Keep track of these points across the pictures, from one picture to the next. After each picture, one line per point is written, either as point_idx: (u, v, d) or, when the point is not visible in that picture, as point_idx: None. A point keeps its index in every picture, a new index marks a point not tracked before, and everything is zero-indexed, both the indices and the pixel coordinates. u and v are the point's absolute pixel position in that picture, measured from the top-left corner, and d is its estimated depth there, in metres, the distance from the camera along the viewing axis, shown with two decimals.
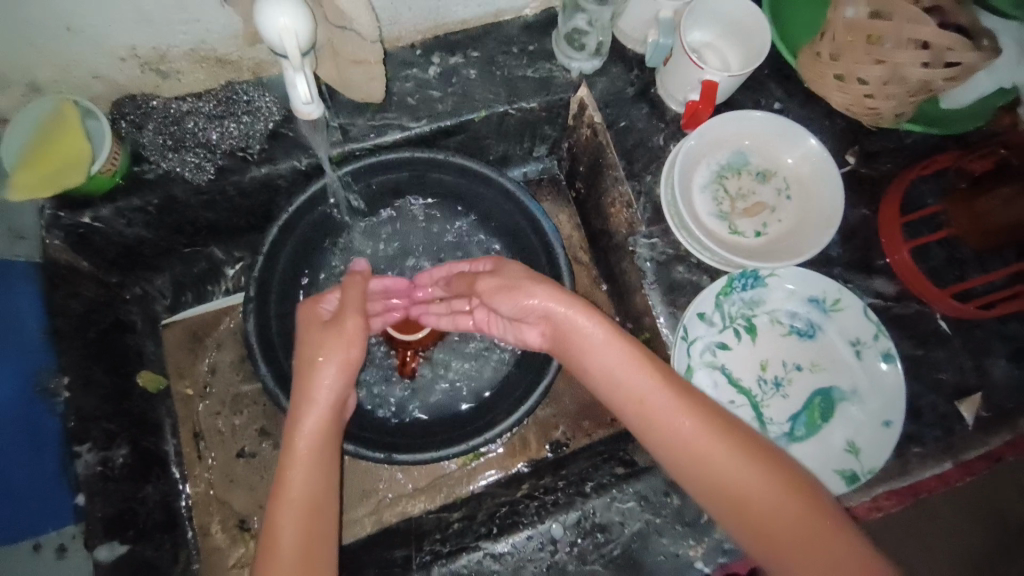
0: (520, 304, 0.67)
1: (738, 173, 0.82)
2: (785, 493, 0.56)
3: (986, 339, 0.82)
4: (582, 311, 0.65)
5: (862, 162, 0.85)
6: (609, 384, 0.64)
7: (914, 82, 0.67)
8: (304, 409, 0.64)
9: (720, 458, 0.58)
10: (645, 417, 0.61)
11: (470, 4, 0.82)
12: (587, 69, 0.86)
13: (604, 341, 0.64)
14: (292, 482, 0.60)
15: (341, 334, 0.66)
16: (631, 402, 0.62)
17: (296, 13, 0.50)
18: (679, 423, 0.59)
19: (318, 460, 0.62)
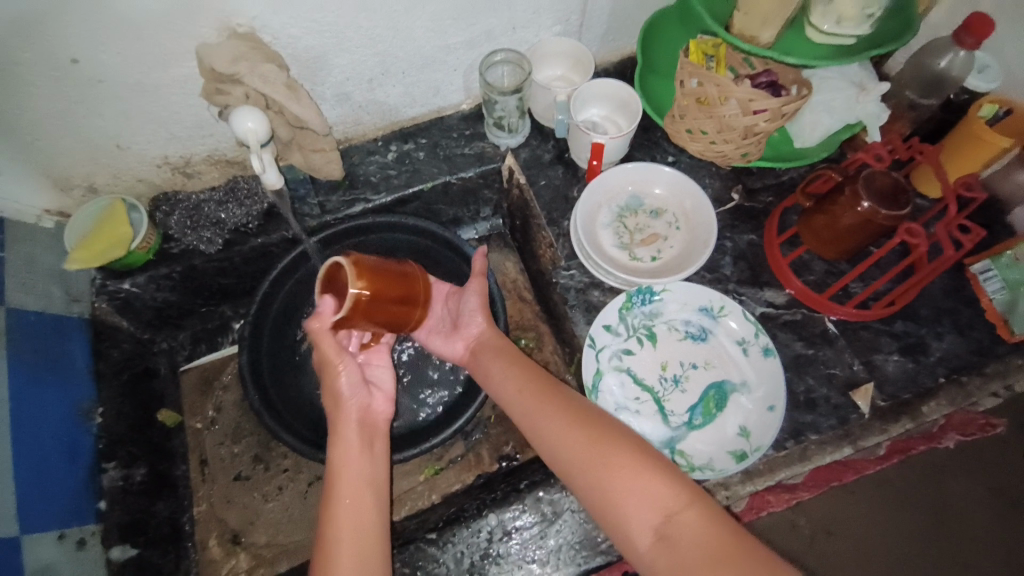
0: (473, 313, 0.86)
1: (635, 212, 1.00)
2: (669, 483, 0.63)
3: (874, 337, 0.91)
4: (484, 329, 0.85)
5: (745, 197, 1.02)
6: (511, 401, 0.76)
7: (739, 129, 0.87)
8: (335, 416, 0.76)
9: (590, 456, 0.66)
10: (543, 430, 0.71)
11: (417, 105, 1.07)
12: (513, 144, 1.09)
13: (500, 370, 0.79)
14: (343, 472, 0.72)
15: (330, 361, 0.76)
16: (530, 409, 0.73)
17: (259, 124, 0.81)
18: (564, 430, 0.69)
19: (348, 454, 0.73)
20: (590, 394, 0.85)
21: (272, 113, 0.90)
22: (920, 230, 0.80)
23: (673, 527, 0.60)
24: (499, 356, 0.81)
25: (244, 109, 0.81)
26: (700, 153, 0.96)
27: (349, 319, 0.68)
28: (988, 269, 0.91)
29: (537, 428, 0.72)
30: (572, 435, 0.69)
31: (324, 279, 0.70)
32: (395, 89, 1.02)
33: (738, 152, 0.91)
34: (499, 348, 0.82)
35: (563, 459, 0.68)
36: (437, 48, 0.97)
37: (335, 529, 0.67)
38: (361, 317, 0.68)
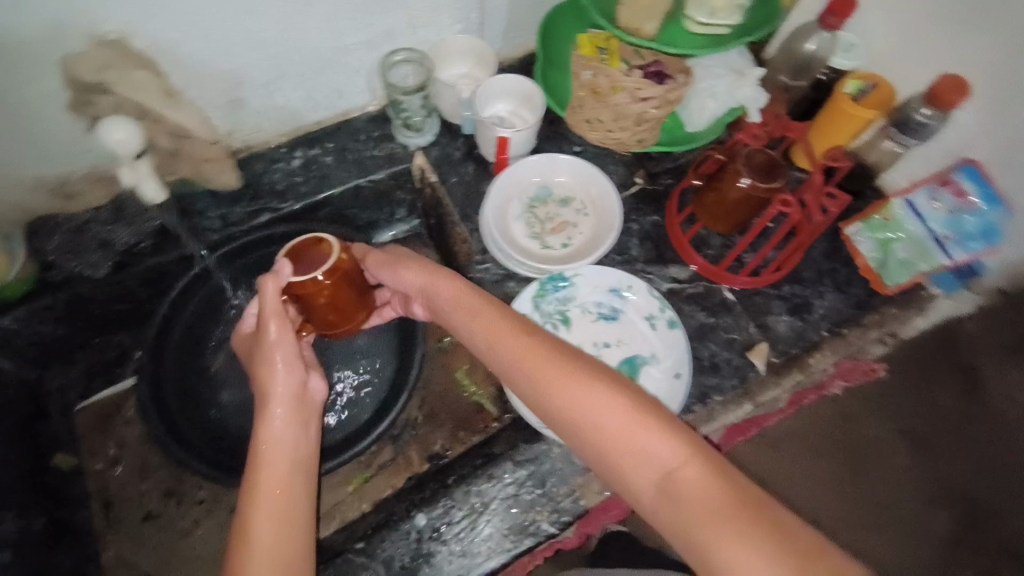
0: (398, 274, 0.81)
1: (544, 203, 1.02)
2: (666, 437, 0.58)
3: (767, 301, 0.99)
4: (438, 276, 0.77)
5: (647, 181, 1.07)
6: (488, 351, 0.70)
7: (633, 115, 0.91)
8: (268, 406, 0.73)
9: (581, 412, 0.62)
10: (527, 383, 0.66)
11: (319, 109, 1.05)
12: (422, 143, 1.08)
13: (471, 319, 0.72)
14: (266, 464, 0.69)
15: (264, 342, 0.75)
16: (511, 361, 0.67)
17: (126, 134, 0.84)
18: (552, 382, 0.64)
19: (277, 443, 0.70)
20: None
21: (149, 122, 0.87)
22: (794, 200, 0.86)
23: (672, 483, 0.57)
24: (466, 304, 0.73)
25: (114, 120, 0.83)
26: (598, 140, 0.99)
27: (308, 288, 0.72)
28: (860, 231, 1.00)
29: (521, 379, 0.66)
30: (567, 376, 0.64)
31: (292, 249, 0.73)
32: (293, 93, 0.99)
33: (633, 138, 0.96)
34: (458, 294, 0.75)
35: (551, 414, 0.64)
36: (333, 51, 0.95)
37: (260, 520, 0.65)
38: (322, 295, 0.75)
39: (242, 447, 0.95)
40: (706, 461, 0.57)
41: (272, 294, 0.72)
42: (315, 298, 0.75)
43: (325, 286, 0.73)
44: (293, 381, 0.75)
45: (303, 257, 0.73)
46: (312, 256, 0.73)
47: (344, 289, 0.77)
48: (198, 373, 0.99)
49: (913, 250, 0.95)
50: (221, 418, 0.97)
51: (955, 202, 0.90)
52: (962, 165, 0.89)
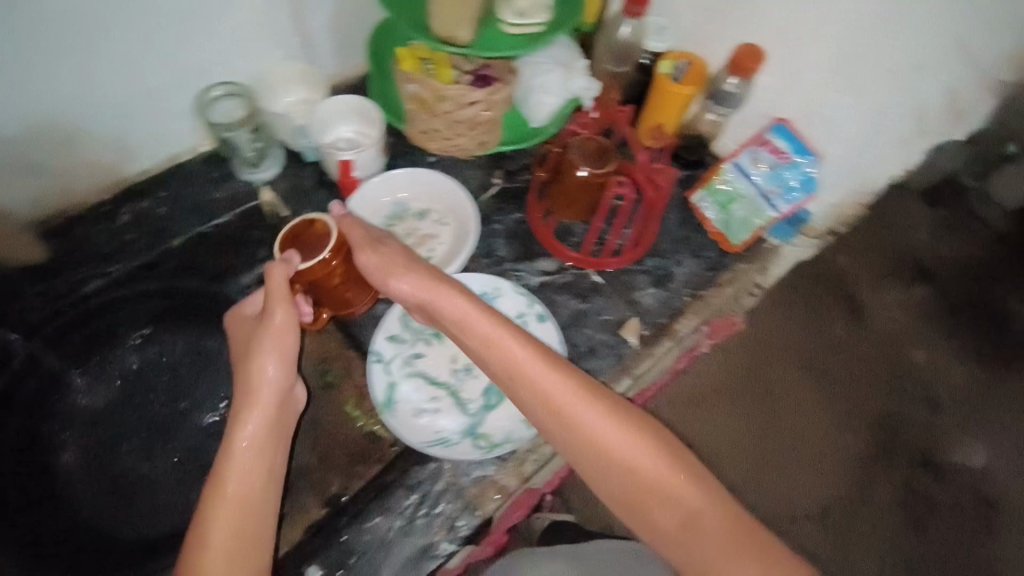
0: (389, 268, 0.76)
1: (402, 219, 1.00)
2: (699, 486, 0.60)
3: (632, 277, 1.03)
4: (434, 288, 0.74)
5: (506, 180, 1.08)
6: (508, 376, 0.68)
7: (466, 120, 0.89)
8: (248, 408, 0.70)
9: (618, 450, 0.62)
10: (557, 410, 0.64)
11: (139, 158, 0.97)
12: (268, 177, 1.02)
13: (494, 332, 0.69)
14: (234, 471, 0.66)
15: (272, 329, 0.73)
16: (541, 384, 0.66)
17: None
18: (589, 414, 0.63)
19: (251, 449, 0.68)
20: (387, 407, 0.86)
21: None
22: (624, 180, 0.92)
23: (697, 529, 0.58)
24: (491, 316, 0.70)
25: None
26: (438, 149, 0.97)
27: (320, 271, 0.79)
28: (703, 198, 1.07)
29: (554, 406, 0.65)
30: (585, 400, 0.64)
31: (286, 239, 0.80)
32: (102, 145, 0.91)
33: (473, 142, 0.94)
34: (464, 298, 0.72)
35: (579, 444, 0.63)
36: (138, 95, 0.89)
37: (222, 522, 0.63)
38: (335, 276, 0.82)
39: (105, 542, 0.83)
40: (736, 514, 0.59)
41: (280, 277, 0.74)
42: (328, 279, 0.82)
43: (333, 267, 0.81)
44: (281, 378, 0.72)
45: (303, 242, 0.80)
46: (311, 242, 0.79)
47: (353, 265, 0.85)
48: (41, 469, 0.87)
49: (748, 208, 1.03)
50: (72, 514, 0.84)
51: (774, 159, 0.97)
52: (774, 124, 0.96)
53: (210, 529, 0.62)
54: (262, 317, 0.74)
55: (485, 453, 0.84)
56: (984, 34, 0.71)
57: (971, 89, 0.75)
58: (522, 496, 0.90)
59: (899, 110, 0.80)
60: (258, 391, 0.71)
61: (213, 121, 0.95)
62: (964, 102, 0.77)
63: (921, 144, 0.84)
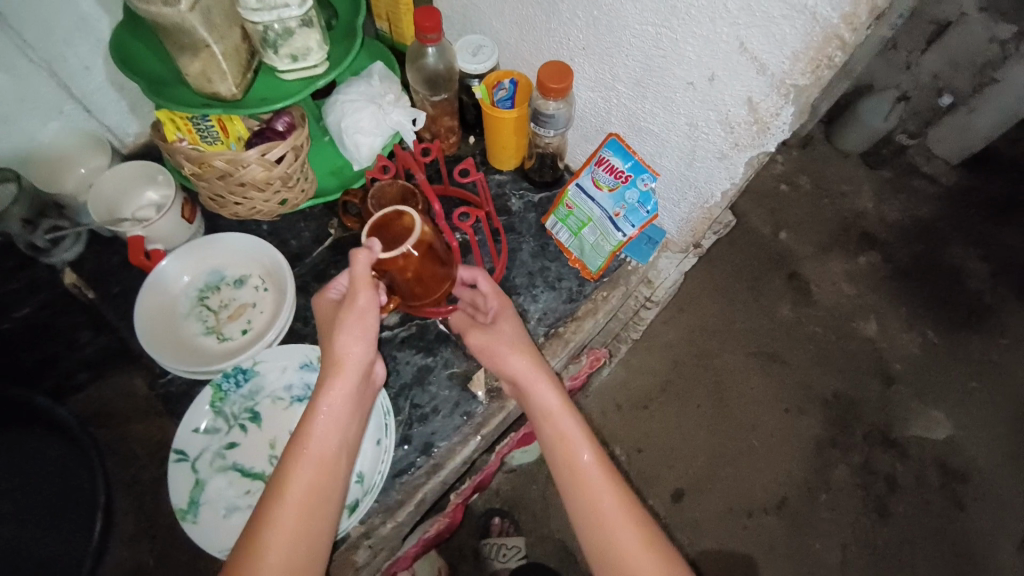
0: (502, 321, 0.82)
1: (217, 289, 0.91)
2: None
3: None
4: (519, 350, 0.77)
5: (343, 230, 1.00)
6: (544, 418, 0.75)
7: (251, 184, 0.81)
8: (334, 372, 0.70)
9: (616, 533, 0.67)
10: (573, 474, 0.71)
11: None
12: (71, 257, 0.93)
13: (526, 370, 0.76)
14: (314, 441, 0.67)
15: (356, 307, 0.70)
16: (563, 441, 0.73)
17: None
18: (601, 486, 0.70)
19: (335, 419, 0.69)
20: (188, 513, 0.74)
21: None
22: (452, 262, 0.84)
23: None
24: (532, 358, 0.77)
25: None
26: (231, 212, 0.87)
27: (400, 263, 0.71)
28: (556, 223, 0.98)
29: (571, 472, 0.71)
30: (609, 492, 0.70)
31: (378, 223, 0.73)
32: None
33: (271, 202, 0.85)
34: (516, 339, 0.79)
35: (589, 516, 0.69)
36: None
37: (291, 502, 0.64)
38: (408, 271, 0.74)
39: None
40: None
41: (365, 269, 0.69)
42: (405, 272, 0.74)
43: (413, 259, 0.72)
44: (364, 356, 0.71)
45: (393, 233, 0.72)
46: (398, 231, 0.72)
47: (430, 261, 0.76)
48: None
49: (597, 233, 0.93)
50: None
51: (612, 178, 0.90)
52: (606, 139, 0.89)
53: (282, 502, 0.63)
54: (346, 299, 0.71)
55: None
56: (761, 32, 0.59)
57: (770, 97, 0.64)
58: (400, 560, 0.97)
59: (707, 127, 0.74)
60: (345, 372, 0.70)
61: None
62: (768, 113, 0.66)
63: (739, 158, 0.74)
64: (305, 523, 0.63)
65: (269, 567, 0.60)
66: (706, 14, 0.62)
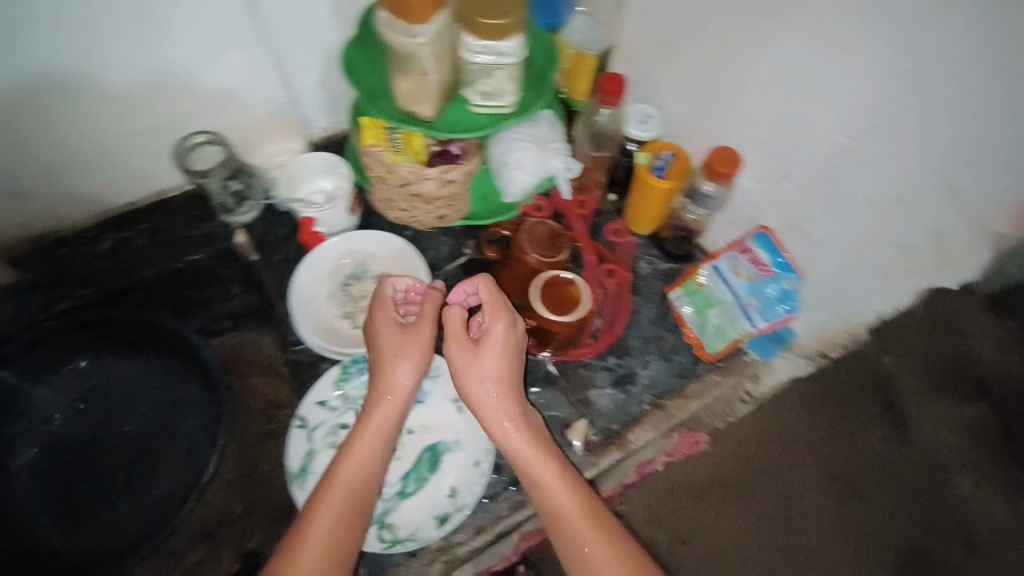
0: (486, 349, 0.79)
1: (360, 279, 0.99)
2: None
3: (589, 373, 0.97)
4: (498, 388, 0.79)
5: (477, 251, 1.06)
6: (523, 461, 0.77)
7: (422, 195, 0.89)
8: (372, 398, 0.79)
9: None
10: (558, 520, 0.74)
11: (125, 189, 0.99)
12: (246, 221, 1.05)
13: (500, 409, 0.78)
14: (351, 455, 0.75)
15: (420, 333, 0.80)
16: (546, 483, 0.76)
17: None
18: (586, 531, 0.73)
19: (380, 435, 0.77)
20: (297, 478, 0.81)
21: None
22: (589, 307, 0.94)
23: None
24: (508, 394, 0.79)
25: None
26: (393, 215, 0.95)
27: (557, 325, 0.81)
28: (681, 296, 1.00)
29: (555, 516, 0.74)
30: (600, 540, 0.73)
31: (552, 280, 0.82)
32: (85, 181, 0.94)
33: (432, 215, 0.93)
34: (500, 375, 0.79)
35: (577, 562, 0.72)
36: (117, 137, 0.91)
37: (330, 503, 0.71)
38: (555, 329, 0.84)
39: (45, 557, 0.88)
40: None
41: (499, 332, 0.79)
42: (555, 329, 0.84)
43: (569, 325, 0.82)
44: (410, 384, 0.79)
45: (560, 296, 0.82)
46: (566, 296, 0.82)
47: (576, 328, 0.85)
48: None
49: (724, 317, 0.96)
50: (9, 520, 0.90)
51: (754, 269, 0.92)
52: (757, 231, 0.91)
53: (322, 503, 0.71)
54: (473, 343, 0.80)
55: (386, 548, 0.78)
56: (967, 171, 0.64)
57: (959, 232, 0.69)
58: None
59: (878, 243, 0.77)
60: (393, 396, 0.78)
61: (188, 166, 0.96)
62: (956, 247, 0.70)
63: (903, 283, 0.77)
64: (340, 525, 0.71)
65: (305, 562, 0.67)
66: (911, 141, 0.67)
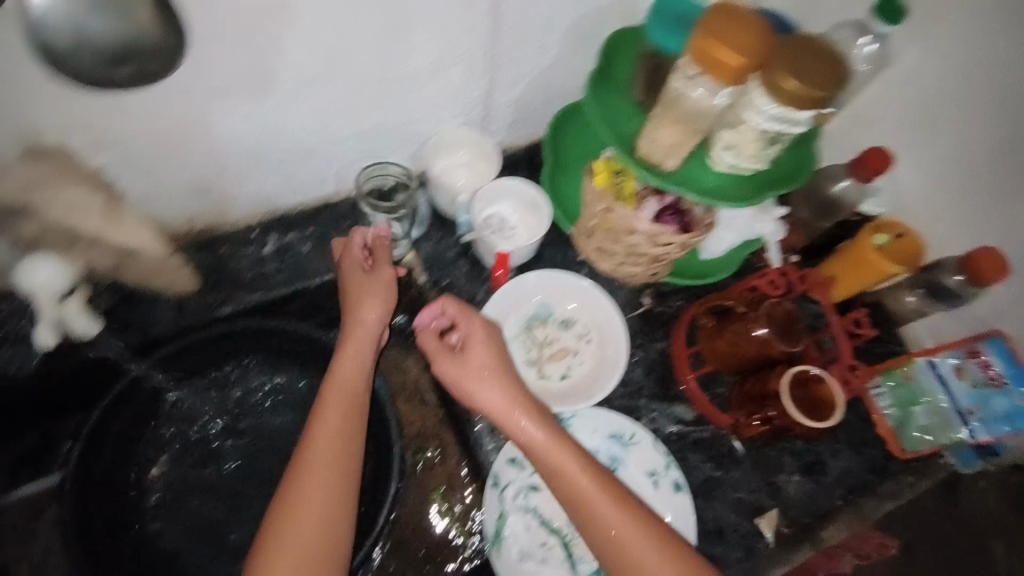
0: (473, 343, 0.81)
1: (544, 322, 0.93)
2: None
3: (778, 456, 0.90)
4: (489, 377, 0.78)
5: (655, 301, 0.97)
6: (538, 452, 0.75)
7: (646, 256, 0.82)
8: (341, 353, 0.82)
9: (624, 552, 0.70)
10: (574, 498, 0.73)
11: (298, 191, 0.91)
12: (414, 235, 0.99)
13: (501, 404, 0.77)
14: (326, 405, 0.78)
15: (377, 277, 0.86)
16: (556, 468, 0.74)
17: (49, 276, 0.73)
18: (602, 503, 0.72)
19: (351, 383, 0.80)
20: (493, 543, 0.79)
21: (89, 243, 0.75)
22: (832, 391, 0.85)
23: None
24: (501, 380, 0.78)
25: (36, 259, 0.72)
26: (607, 266, 0.90)
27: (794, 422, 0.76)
28: (880, 387, 0.92)
29: (574, 494, 0.73)
30: (615, 514, 0.71)
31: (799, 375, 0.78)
32: (269, 180, 0.86)
33: (647, 273, 0.87)
34: (488, 366, 0.79)
35: (592, 533, 0.72)
36: (318, 139, 0.83)
37: (312, 451, 0.74)
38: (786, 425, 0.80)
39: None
40: None
41: (479, 334, 0.81)
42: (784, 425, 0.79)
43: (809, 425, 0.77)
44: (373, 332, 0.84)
45: (812, 395, 0.79)
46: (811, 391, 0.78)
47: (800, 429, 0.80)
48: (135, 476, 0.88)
49: (935, 418, 0.89)
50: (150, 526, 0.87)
51: (982, 375, 0.85)
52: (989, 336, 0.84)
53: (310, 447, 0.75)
54: (463, 350, 0.81)
55: None
56: None
57: None
58: None
59: None
60: (352, 346, 0.82)
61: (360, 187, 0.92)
62: None
63: None
64: (331, 463, 0.74)
65: (301, 507, 0.71)
66: None
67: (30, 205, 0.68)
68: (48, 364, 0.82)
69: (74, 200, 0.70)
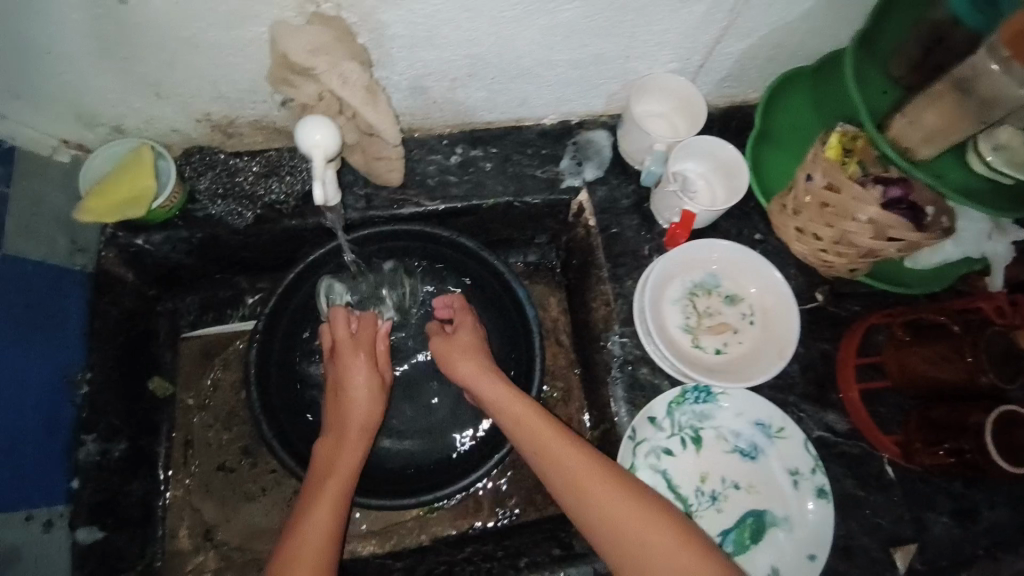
0: (456, 347, 0.89)
1: (709, 293, 0.90)
2: None
3: (931, 493, 0.83)
4: (483, 378, 0.84)
5: (830, 300, 0.90)
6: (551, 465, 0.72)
7: (861, 247, 0.75)
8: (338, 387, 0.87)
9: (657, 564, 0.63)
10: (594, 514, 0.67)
11: (495, 110, 0.92)
12: (591, 177, 0.95)
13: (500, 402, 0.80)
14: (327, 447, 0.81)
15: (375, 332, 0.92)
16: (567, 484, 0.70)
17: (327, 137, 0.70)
18: (623, 507, 0.67)
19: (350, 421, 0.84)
20: None
21: (343, 119, 0.77)
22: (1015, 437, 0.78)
23: None
24: (492, 393, 0.82)
25: (315, 120, 0.70)
26: (806, 254, 0.84)
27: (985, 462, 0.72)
28: None
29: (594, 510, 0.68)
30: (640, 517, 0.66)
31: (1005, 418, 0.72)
32: (475, 94, 0.88)
33: (847, 266, 0.81)
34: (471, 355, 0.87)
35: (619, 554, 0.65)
36: (534, 59, 0.82)
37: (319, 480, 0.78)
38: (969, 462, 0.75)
39: None
40: None
41: (467, 329, 0.90)
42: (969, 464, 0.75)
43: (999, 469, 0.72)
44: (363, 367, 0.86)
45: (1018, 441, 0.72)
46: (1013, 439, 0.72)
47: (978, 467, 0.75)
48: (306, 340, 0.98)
49: None
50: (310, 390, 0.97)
51: None
52: None
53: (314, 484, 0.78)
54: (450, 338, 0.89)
55: None
56: None
57: None
58: None
59: None
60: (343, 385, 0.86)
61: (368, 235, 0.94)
62: None
63: None
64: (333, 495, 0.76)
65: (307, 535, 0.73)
66: None
67: (310, 67, 0.69)
68: (259, 223, 0.92)
69: (348, 73, 0.71)
